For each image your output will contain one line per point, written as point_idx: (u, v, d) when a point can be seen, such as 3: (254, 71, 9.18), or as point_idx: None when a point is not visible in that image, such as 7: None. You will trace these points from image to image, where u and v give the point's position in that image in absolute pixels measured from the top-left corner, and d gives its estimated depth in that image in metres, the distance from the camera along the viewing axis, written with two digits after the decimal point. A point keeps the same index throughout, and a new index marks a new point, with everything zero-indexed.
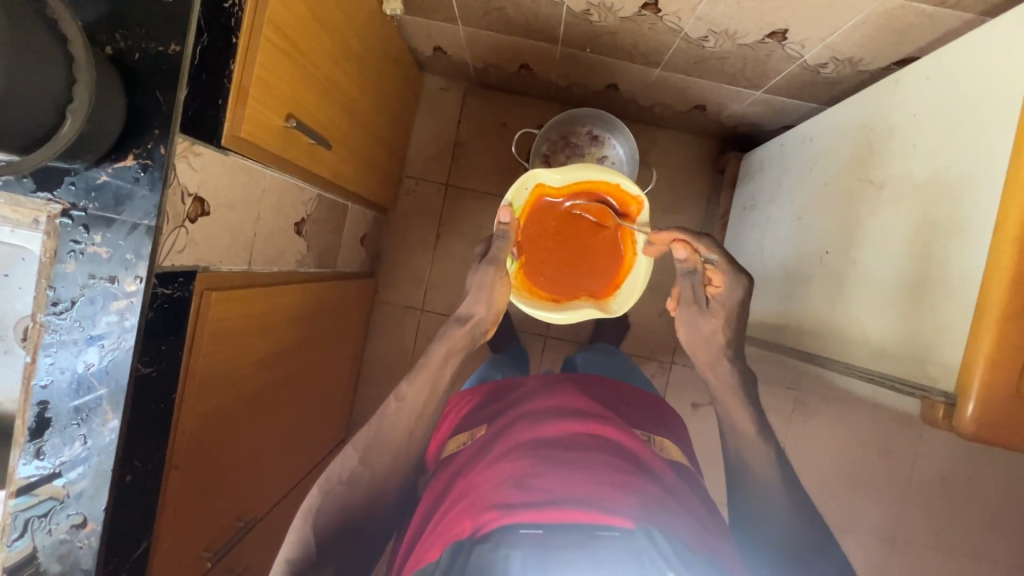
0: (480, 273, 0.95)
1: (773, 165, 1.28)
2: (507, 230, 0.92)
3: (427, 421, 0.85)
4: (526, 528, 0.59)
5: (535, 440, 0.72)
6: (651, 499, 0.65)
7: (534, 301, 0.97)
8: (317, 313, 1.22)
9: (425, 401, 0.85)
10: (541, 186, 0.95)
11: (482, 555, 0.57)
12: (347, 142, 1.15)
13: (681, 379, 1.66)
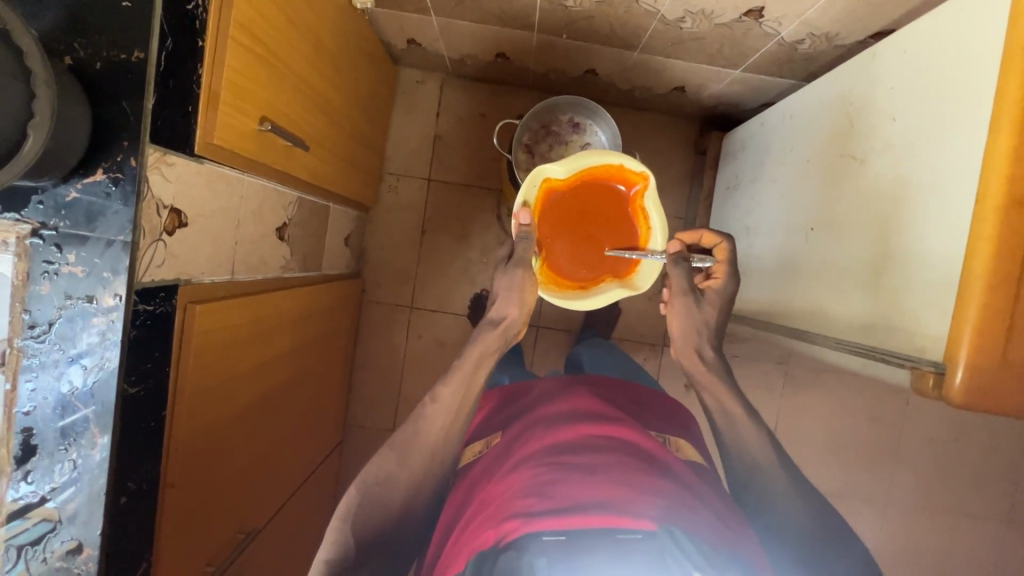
0: (509, 275, 0.90)
1: (755, 143, 1.28)
2: (529, 231, 0.89)
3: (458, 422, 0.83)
4: (550, 534, 0.59)
5: (553, 447, 0.73)
6: (674, 497, 0.65)
7: (563, 293, 0.94)
8: (308, 320, 1.20)
9: (460, 401, 0.83)
10: (549, 180, 0.90)
11: (507, 562, 0.58)
12: (325, 142, 1.13)
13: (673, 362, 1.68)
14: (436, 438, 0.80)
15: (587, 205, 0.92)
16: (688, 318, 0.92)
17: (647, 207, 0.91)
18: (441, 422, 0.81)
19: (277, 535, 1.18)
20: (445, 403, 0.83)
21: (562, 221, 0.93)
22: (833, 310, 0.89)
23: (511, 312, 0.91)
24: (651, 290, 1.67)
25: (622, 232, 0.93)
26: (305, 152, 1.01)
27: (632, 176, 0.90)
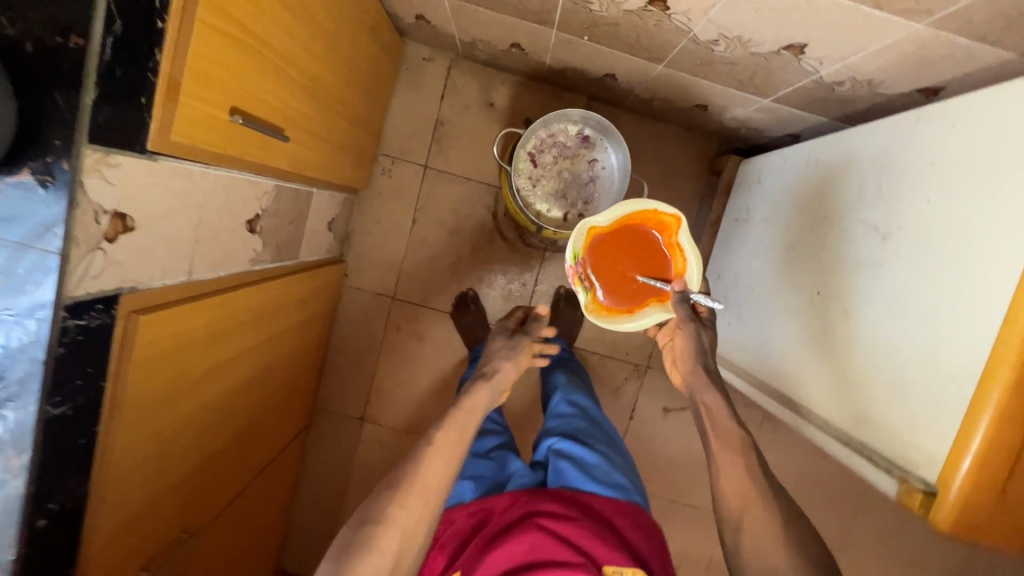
0: (510, 340, 1.08)
1: (773, 179, 1.20)
2: (540, 317, 1.13)
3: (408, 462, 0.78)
4: None
5: None
6: None
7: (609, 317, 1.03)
8: (274, 322, 1.14)
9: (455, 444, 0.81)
10: (594, 228, 1.01)
11: None
12: (311, 127, 1.04)
13: (654, 383, 1.65)
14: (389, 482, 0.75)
15: (624, 241, 1.01)
16: (695, 340, 0.97)
17: (681, 243, 1.00)
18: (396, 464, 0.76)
19: (223, 528, 1.16)
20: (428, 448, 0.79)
21: (603, 256, 1.01)
22: (829, 392, 0.84)
23: (506, 374, 1.00)
24: None
25: (659, 267, 1.01)
26: (285, 141, 0.92)
27: (665, 217, 0.99)
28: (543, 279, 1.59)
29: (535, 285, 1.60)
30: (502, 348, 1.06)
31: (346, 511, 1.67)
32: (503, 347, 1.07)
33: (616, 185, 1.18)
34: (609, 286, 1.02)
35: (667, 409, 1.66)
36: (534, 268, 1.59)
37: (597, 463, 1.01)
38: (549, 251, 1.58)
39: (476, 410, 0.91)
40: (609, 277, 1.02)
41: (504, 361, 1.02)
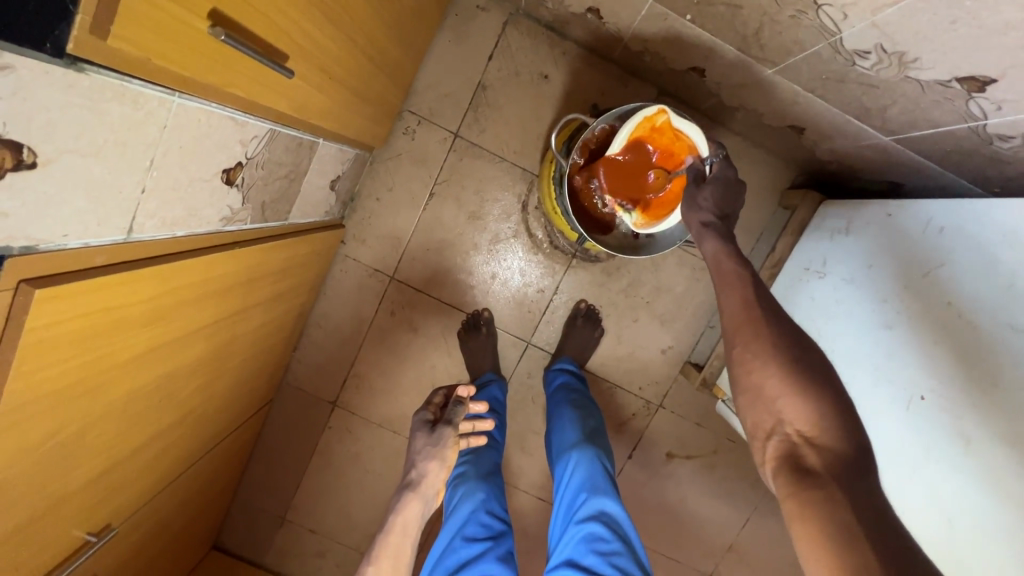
0: (431, 439, 0.90)
1: (862, 231, 0.99)
2: (462, 403, 0.95)
3: None
4: None
5: None
6: None
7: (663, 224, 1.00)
8: (244, 291, 0.94)
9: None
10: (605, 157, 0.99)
11: None
12: (326, 64, 0.81)
13: (662, 425, 1.47)
14: None
15: (634, 155, 0.97)
16: (694, 203, 0.87)
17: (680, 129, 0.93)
18: None
19: (148, 519, 0.99)
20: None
21: (620, 174, 0.99)
22: (958, 512, 0.72)
23: (433, 476, 0.88)
24: (668, 342, 1.42)
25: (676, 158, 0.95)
26: (286, 76, 0.70)
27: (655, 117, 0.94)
28: (564, 289, 1.40)
29: (553, 293, 1.40)
30: (421, 446, 0.91)
31: (297, 499, 1.50)
32: (420, 444, 0.91)
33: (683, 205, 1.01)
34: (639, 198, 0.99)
35: (671, 455, 1.49)
36: (557, 275, 1.39)
37: None
38: (577, 258, 1.38)
39: (411, 530, 0.83)
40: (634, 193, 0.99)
41: (428, 464, 0.88)
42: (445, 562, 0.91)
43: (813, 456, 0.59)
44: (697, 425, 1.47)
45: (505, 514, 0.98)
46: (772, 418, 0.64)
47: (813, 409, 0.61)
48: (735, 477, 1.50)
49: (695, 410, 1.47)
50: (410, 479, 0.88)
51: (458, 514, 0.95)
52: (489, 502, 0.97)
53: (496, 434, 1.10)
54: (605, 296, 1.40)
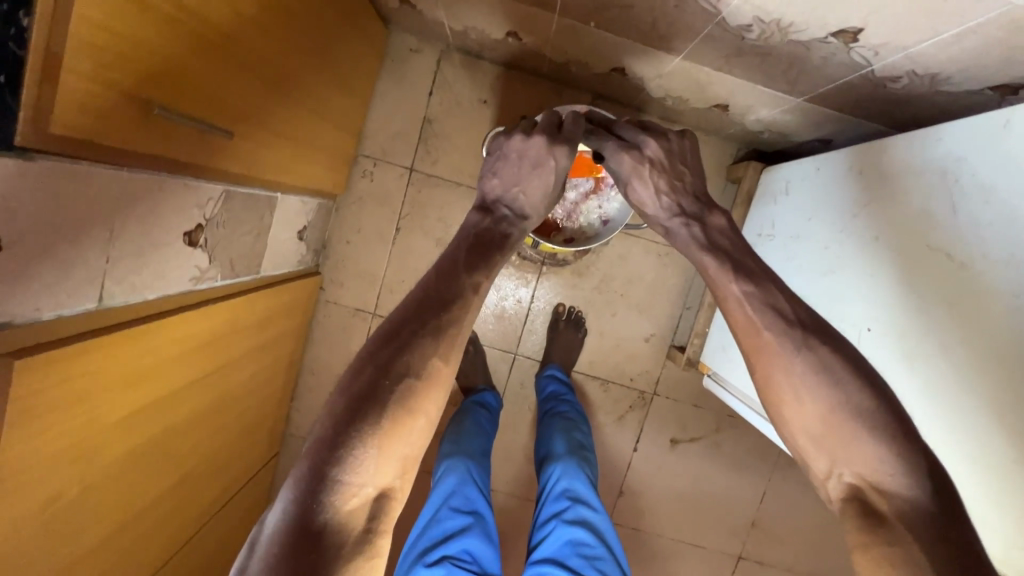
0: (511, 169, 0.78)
1: (799, 189, 1.05)
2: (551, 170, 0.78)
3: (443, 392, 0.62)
4: None
5: None
6: None
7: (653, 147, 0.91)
8: (226, 346, 0.98)
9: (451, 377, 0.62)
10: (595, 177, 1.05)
11: None
12: (271, 124, 0.88)
13: (661, 413, 1.49)
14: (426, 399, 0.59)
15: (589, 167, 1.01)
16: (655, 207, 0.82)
17: None
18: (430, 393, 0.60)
19: None
20: (429, 298, 0.63)
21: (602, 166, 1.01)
22: None
23: (532, 215, 0.79)
24: (650, 329, 1.46)
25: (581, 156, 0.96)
26: (230, 138, 0.77)
27: None
28: (540, 296, 1.44)
29: (530, 302, 1.44)
30: (521, 175, 0.78)
31: None
32: (520, 170, 0.78)
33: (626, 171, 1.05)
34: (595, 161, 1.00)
35: (675, 441, 1.50)
36: (530, 284, 1.44)
37: None
38: (546, 264, 1.42)
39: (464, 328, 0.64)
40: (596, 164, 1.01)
41: (530, 198, 0.78)
42: (429, 534, 0.93)
43: (882, 505, 0.58)
44: (695, 407, 1.49)
45: (488, 496, 1.02)
46: (827, 459, 0.62)
47: (877, 456, 0.58)
48: (742, 451, 1.50)
49: (691, 392, 1.49)
50: (499, 251, 0.71)
51: (445, 486, 0.99)
52: (474, 480, 1.01)
53: (486, 425, 1.19)
54: (580, 297, 1.44)
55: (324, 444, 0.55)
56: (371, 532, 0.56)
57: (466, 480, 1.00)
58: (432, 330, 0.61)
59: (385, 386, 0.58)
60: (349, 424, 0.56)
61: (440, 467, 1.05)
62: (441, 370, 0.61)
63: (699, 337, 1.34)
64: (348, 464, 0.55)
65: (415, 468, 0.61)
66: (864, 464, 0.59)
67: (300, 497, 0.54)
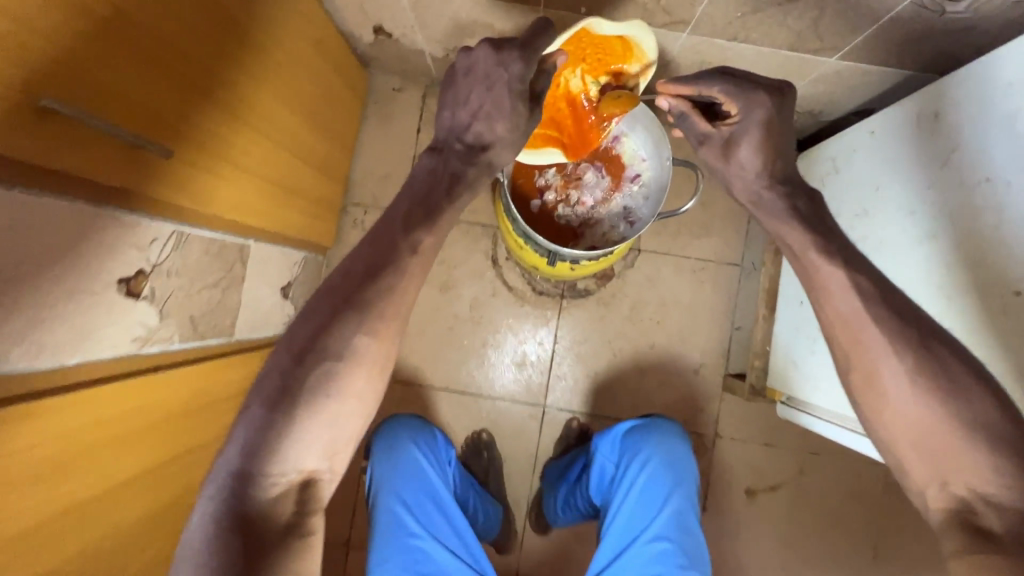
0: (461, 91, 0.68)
1: (857, 162, 0.89)
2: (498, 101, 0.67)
3: (375, 371, 0.60)
4: None
5: None
6: None
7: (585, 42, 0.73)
8: (184, 426, 0.80)
9: (386, 356, 0.61)
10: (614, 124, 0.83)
11: None
12: (227, 152, 0.77)
13: (727, 458, 1.23)
14: (352, 377, 0.58)
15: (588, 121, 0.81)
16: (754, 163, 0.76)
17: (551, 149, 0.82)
18: (358, 373, 0.58)
19: None
20: (361, 272, 0.62)
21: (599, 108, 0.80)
22: None
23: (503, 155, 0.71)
24: (697, 359, 1.24)
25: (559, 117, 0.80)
26: (166, 158, 0.65)
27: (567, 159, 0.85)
28: (563, 334, 1.25)
29: (553, 342, 1.26)
30: (479, 102, 0.67)
31: None
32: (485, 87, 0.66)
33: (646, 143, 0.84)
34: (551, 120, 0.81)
35: (752, 491, 1.23)
36: (550, 321, 1.25)
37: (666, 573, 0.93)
38: (566, 297, 1.25)
39: (399, 296, 0.62)
40: (553, 113, 0.80)
41: (496, 124, 0.67)
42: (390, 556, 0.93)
43: (994, 522, 0.54)
44: (766, 445, 1.23)
45: (445, 480, 1.03)
46: (932, 470, 0.59)
47: (989, 465, 0.55)
48: (835, 495, 1.22)
49: (759, 428, 1.24)
50: (444, 201, 0.67)
51: (389, 514, 0.95)
52: (418, 502, 0.97)
53: (443, 442, 1.08)
54: (610, 330, 1.25)
55: (245, 442, 0.55)
56: (301, 513, 0.57)
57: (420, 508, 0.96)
58: (354, 311, 0.59)
59: (303, 379, 0.56)
60: (265, 421, 0.55)
61: (391, 425, 1.07)
62: (368, 353, 0.59)
63: (759, 358, 1.13)
64: (269, 456, 0.54)
65: (346, 451, 0.60)
66: (979, 472, 0.55)
67: (220, 491, 0.54)
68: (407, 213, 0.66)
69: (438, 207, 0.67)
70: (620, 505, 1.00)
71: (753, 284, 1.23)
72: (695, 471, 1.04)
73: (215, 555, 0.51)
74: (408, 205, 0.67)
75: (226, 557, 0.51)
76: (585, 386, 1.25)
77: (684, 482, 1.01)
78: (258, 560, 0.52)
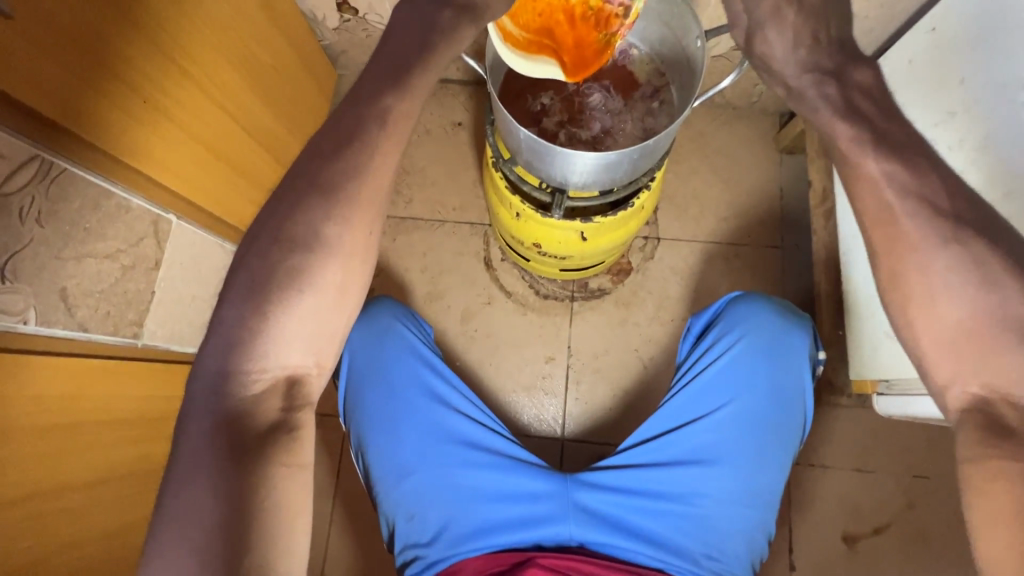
0: None
1: (929, 72, 0.72)
2: None
3: (362, 244, 0.45)
4: None
5: None
6: None
7: None
8: (27, 454, 0.53)
9: (373, 227, 0.45)
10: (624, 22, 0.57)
11: None
12: (128, 70, 0.58)
13: (809, 494, 0.93)
14: (334, 247, 0.44)
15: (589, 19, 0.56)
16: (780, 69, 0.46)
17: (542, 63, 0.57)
18: (338, 250, 0.44)
19: None
20: (315, 154, 0.44)
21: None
22: None
23: (494, 5, 0.48)
24: None
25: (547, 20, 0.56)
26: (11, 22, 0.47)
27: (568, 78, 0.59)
28: (577, 346, 1.01)
29: (567, 356, 1.01)
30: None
31: None
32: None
33: (671, 45, 0.64)
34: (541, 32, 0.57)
35: (851, 537, 0.92)
36: (560, 332, 1.02)
37: (716, 511, 0.68)
38: (578, 300, 1.03)
39: (385, 157, 0.45)
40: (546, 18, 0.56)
41: None
42: (368, 387, 0.72)
43: (1013, 418, 0.37)
44: (860, 473, 0.94)
45: (440, 362, 0.76)
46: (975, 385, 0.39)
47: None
48: (967, 537, 0.90)
49: (846, 451, 0.95)
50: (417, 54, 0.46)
51: (376, 337, 0.75)
52: (410, 343, 0.75)
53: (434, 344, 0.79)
54: (634, 336, 1.01)
55: (212, 335, 0.43)
56: (294, 410, 0.44)
57: (404, 367, 0.73)
58: (315, 191, 0.44)
59: (276, 253, 0.43)
60: (238, 303, 0.43)
61: (367, 303, 0.79)
62: (341, 239, 0.44)
63: None
64: (241, 349, 0.42)
65: (340, 343, 0.46)
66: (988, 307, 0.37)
67: (193, 394, 0.42)
68: (367, 78, 0.46)
69: (409, 64, 0.45)
70: (681, 409, 0.72)
71: (803, 268, 1.01)
72: (809, 385, 0.73)
73: (197, 457, 0.40)
74: (369, 75, 0.46)
75: (204, 456, 0.40)
76: (612, 411, 0.99)
77: (784, 393, 0.71)
78: (242, 461, 0.40)
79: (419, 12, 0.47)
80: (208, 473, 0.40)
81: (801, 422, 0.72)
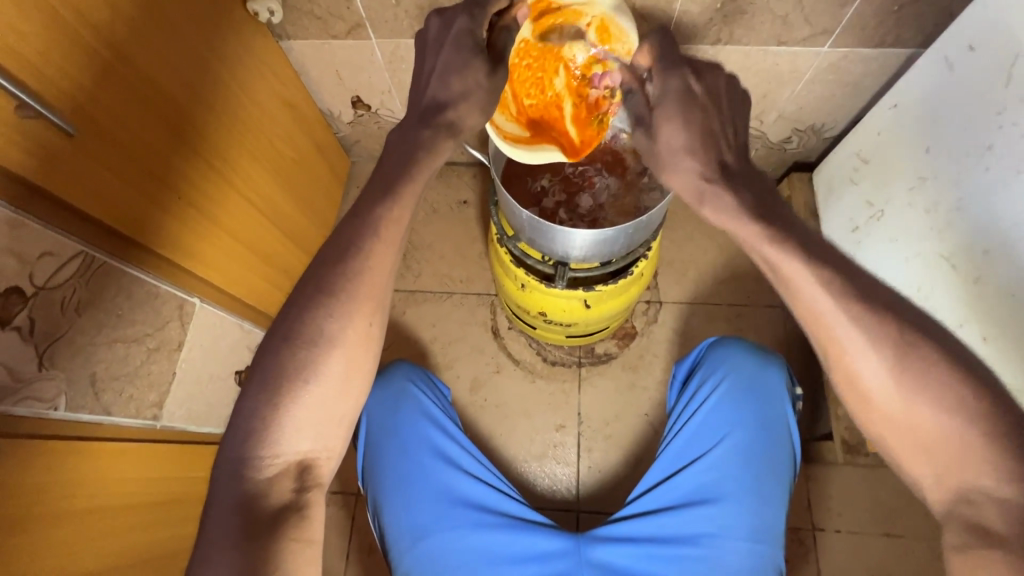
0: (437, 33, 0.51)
1: (899, 143, 0.78)
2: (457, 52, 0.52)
3: (369, 325, 0.49)
4: None
5: None
6: None
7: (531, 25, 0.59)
8: (47, 538, 0.54)
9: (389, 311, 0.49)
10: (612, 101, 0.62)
11: None
12: (157, 170, 0.64)
13: (839, 562, 0.89)
14: (351, 328, 0.47)
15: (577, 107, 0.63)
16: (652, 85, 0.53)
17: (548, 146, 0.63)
18: (353, 337, 0.48)
19: None
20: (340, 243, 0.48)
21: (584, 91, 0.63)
22: None
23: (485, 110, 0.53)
24: None
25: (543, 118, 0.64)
26: (65, 137, 0.53)
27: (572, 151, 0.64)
28: (587, 413, 1.01)
29: (577, 421, 1.01)
30: (431, 65, 0.51)
31: None
32: (436, 47, 0.51)
33: None
34: (535, 124, 0.64)
35: None
36: (570, 398, 1.02)
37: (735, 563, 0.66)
38: (585, 365, 1.04)
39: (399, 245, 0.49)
40: (542, 115, 0.64)
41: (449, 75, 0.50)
42: (381, 447, 0.73)
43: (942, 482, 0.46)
44: (890, 538, 0.90)
45: (451, 422, 0.77)
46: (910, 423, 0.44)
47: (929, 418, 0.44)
48: None
49: (874, 515, 0.91)
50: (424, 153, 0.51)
51: (389, 394, 0.76)
52: (421, 399, 0.76)
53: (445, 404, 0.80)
54: (643, 401, 1.01)
55: (233, 421, 0.45)
56: (305, 490, 0.47)
57: (411, 426, 0.74)
58: (326, 287, 0.47)
59: (297, 335, 0.46)
60: (264, 382, 0.46)
61: (384, 365, 0.81)
62: (345, 330, 0.48)
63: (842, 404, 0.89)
64: (260, 432, 0.45)
65: (346, 425, 0.50)
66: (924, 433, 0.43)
67: (221, 470, 0.45)
68: (399, 182, 0.50)
69: (420, 163, 0.50)
70: (679, 456, 0.72)
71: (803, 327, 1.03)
72: (793, 424, 0.74)
73: (223, 526, 0.42)
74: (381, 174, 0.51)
75: (223, 532, 0.42)
76: (625, 479, 0.97)
77: (777, 433, 0.71)
78: (260, 542, 0.42)
79: (427, 122, 0.52)
80: (227, 552, 0.41)
81: (794, 467, 0.72)
